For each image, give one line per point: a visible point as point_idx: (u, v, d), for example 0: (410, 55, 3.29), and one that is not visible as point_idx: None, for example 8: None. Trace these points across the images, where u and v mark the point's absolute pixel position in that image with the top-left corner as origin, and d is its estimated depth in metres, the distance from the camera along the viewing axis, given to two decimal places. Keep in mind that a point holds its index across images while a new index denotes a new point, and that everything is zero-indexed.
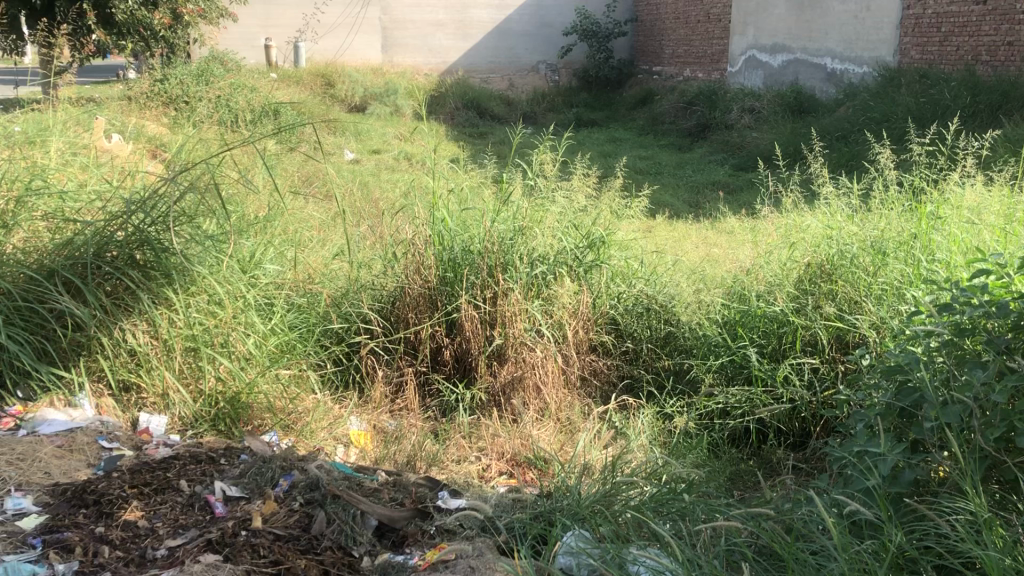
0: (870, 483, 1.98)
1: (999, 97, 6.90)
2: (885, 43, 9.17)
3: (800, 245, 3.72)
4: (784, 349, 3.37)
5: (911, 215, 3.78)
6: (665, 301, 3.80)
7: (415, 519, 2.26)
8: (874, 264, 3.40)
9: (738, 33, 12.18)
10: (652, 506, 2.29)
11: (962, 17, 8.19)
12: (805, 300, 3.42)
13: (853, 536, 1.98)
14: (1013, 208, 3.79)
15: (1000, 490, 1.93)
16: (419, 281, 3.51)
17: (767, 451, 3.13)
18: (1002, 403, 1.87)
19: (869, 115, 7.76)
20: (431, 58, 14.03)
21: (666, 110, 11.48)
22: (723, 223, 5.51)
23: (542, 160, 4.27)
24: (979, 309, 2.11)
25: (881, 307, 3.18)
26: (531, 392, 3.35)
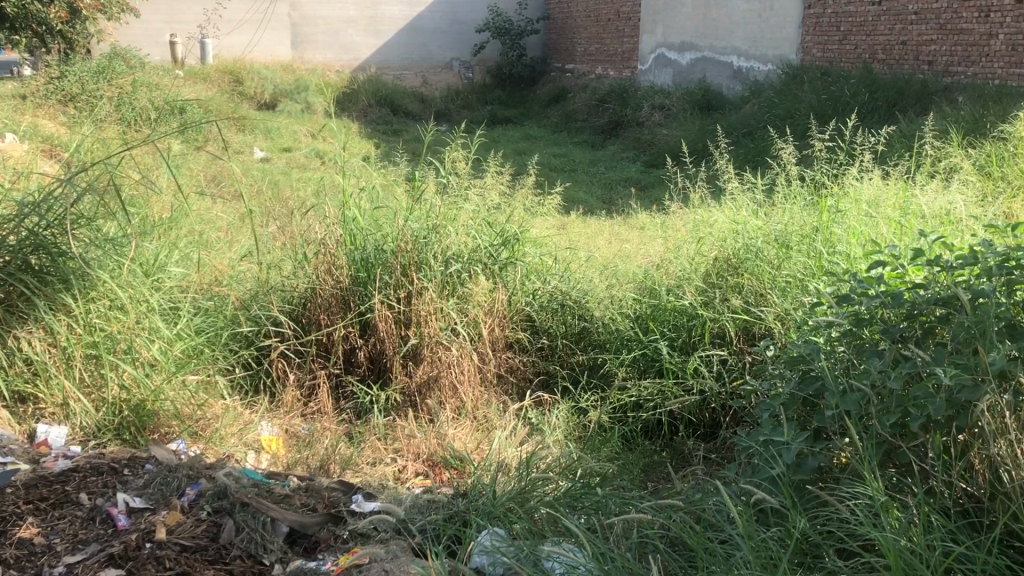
0: (775, 471, 2.03)
1: (895, 94, 7.17)
2: (788, 41, 9.43)
3: (708, 240, 3.79)
4: (694, 342, 3.43)
5: (812, 209, 3.90)
6: (578, 297, 3.81)
7: (327, 524, 2.23)
8: (777, 256, 3.50)
9: (647, 32, 12.37)
10: (566, 502, 2.31)
11: (860, 17, 8.49)
12: (712, 294, 3.48)
13: (759, 524, 2.03)
14: (907, 201, 3.94)
15: (897, 474, 2.00)
16: (331, 281, 3.46)
17: (679, 441, 3.19)
18: (897, 390, 1.93)
19: (773, 112, 7.97)
20: (342, 54, 13.83)
21: (578, 107, 11.58)
22: (635, 219, 5.58)
23: (454, 158, 4.25)
24: (876, 300, 2.17)
25: (785, 299, 3.27)
26: (446, 392, 3.35)
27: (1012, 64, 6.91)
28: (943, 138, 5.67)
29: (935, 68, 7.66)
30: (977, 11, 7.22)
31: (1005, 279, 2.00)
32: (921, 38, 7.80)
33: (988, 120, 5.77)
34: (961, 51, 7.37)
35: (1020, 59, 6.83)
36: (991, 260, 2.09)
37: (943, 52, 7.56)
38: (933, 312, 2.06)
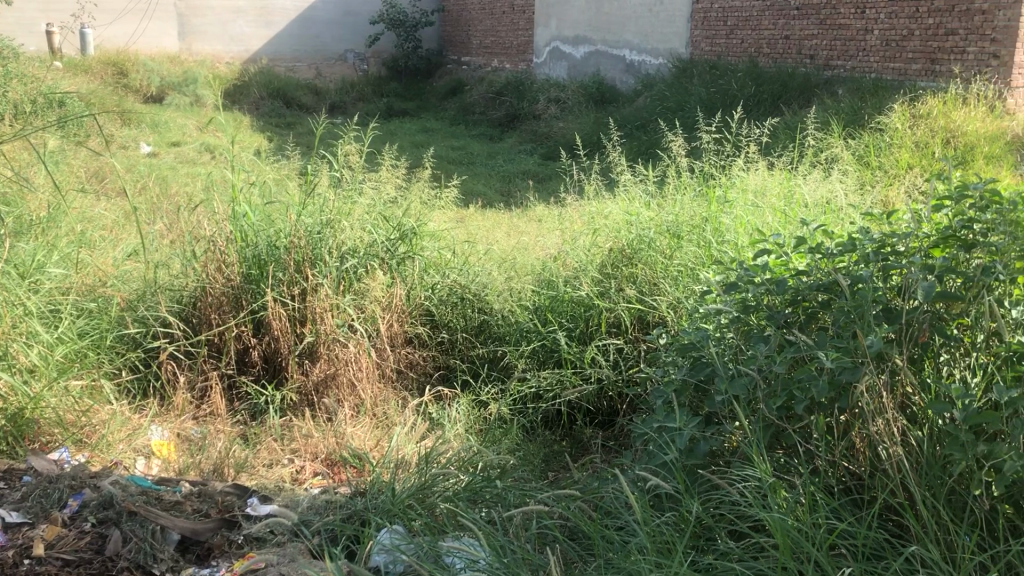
0: (669, 457, 2.08)
1: (779, 87, 7.43)
2: (678, 36, 9.69)
3: (603, 232, 3.83)
4: (591, 332, 3.46)
5: (701, 200, 4.00)
6: (478, 289, 3.77)
7: (221, 529, 2.17)
8: (669, 247, 3.58)
9: (541, 25, 12.45)
10: (467, 496, 2.30)
11: (745, 12, 8.75)
12: (608, 284, 3.52)
13: (655, 509, 2.06)
14: (791, 191, 4.09)
15: (784, 455, 2.07)
16: (221, 279, 3.36)
17: (578, 430, 3.21)
18: (783, 373, 2.00)
19: (663, 106, 8.07)
20: (231, 45, 13.44)
21: (475, 100, 11.56)
22: (532, 210, 5.61)
23: (347, 151, 4.18)
24: (762, 287, 2.24)
25: (677, 288, 3.35)
26: (345, 389, 3.30)
27: (886, 58, 7.24)
28: (823, 130, 5.90)
29: (816, 61, 7.95)
30: (853, 7, 7.53)
31: (881, 265, 2.08)
32: (803, 33, 8.09)
33: (866, 111, 6.04)
34: (840, 45, 7.68)
35: (894, 54, 7.16)
36: (869, 246, 2.16)
37: (823, 46, 7.86)
38: (814, 298, 2.13)
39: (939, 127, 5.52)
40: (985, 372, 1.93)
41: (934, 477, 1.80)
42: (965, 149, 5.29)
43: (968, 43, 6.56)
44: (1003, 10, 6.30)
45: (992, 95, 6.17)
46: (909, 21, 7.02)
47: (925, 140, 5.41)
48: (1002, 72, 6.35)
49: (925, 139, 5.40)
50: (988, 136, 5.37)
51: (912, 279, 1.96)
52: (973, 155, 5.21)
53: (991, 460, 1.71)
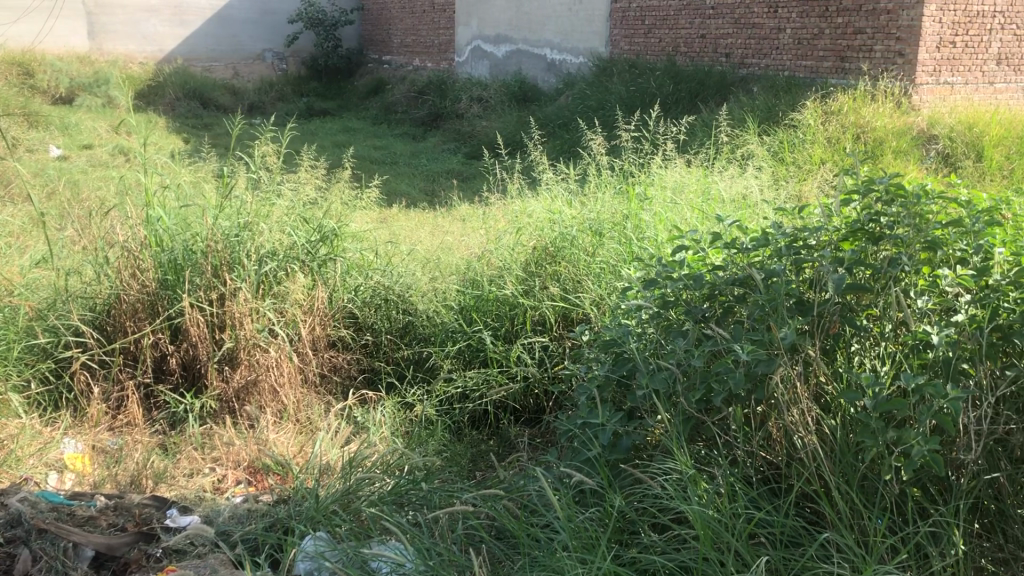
0: (592, 453, 2.09)
1: (696, 85, 7.57)
2: (598, 35, 9.83)
3: (526, 230, 3.82)
4: (516, 331, 3.45)
5: (622, 198, 4.05)
6: (402, 290, 3.71)
7: (138, 543, 2.10)
8: (592, 244, 3.61)
9: (462, 24, 12.44)
10: (392, 499, 2.27)
11: (662, 12, 8.89)
12: (532, 283, 3.52)
13: (579, 505, 2.08)
14: (708, 187, 4.16)
15: (704, 447, 2.10)
16: (135, 286, 3.27)
17: (505, 428, 3.19)
18: (700, 367, 2.03)
19: (584, 104, 8.12)
20: (145, 45, 13.05)
21: (397, 99, 11.48)
22: (456, 209, 5.59)
23: (264, 152, 4.10)
24: (680, 282, 2.26)
25: (600, 285, 3.39)
26: (267, 395, 3.23)
27: (798, 56, 7.42)
28: (738, 126, 6.03)
29: (731, 60, 8.13)
30: (766, 6, 7.70)
31: (793, 259, 2.13)
32: (718, 32, 8.25)
33: (780, 108, 6.18)
34: (754, 43, 7.85)
35: (806, 53, 7.36)
36: (782, 241, 2.21)
37: (738, 44, 8.03)
38: (730, 292, 2.18)
39: (850, 123, 5.70)
40: (893, 361, 2.00)
41: (847, 465, 1.86)
42: (874, 144, 5.48)
43: (875, 42, 6.77)
44: (907, 9, 6.53)
45: (897, 92, 6.39)
46: (819, 20, 7.22)
47: (837, 136, 5.57)
48: (906, 69, 6.58)
49: (836, 135, 5.56)
50: (895, 132, 5.57)
51: (823, 272, 2.02)
52: (881, 150, 5.39)
53: (899, 446, 1.77)
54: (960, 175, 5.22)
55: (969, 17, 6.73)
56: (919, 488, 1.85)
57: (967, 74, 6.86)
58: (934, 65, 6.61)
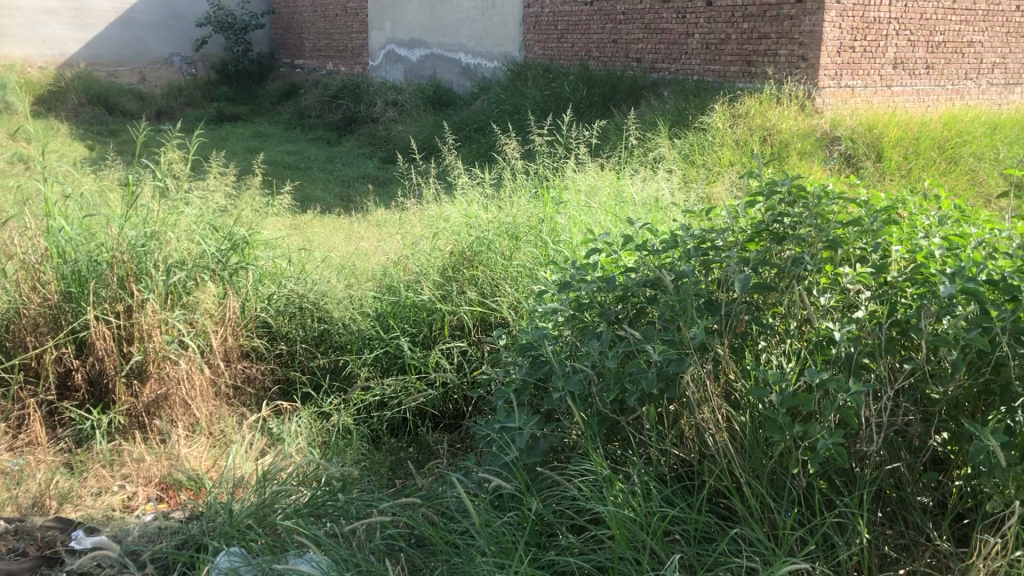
0: (509, 457, 2.09)
1: (609, 90, 7.68)
2: (512, 39, 9.91)
3: (442, 234, 3.80)
4: (434, 336, 3.42)
5: (537, 201, 4.08)
6: (317, 298, 3.65)
7: (40, 568, 2.05)
8: (508, 247, 3.62)
9: (375, 28, 12.35)
10: (308, 511, 2.22)
11: (574, 17, 9.00)
12: (449, 287, 3.49)
13: (497, 510, 2.07)
14: (621, 191, 4.22)
15: (619, 448, 2.13)
16: (36, 299, 3.16)
17: (423, 435, 3.16)
18: (614, 367, 2.05)
19: (499, 108, 8.14)
20: (44, 49, 12.57)
21: (310, 104, 11.31)
22: (371, 215, 5.54)
23: (171, 159, 3.98)
24: (594, 284, 2.28)
25: (517, 289, 3.39)
26: (178, 409, 3.14)
27: (707, 61, 7.59)
28: (650, 130, 6.13)
29: (642, 65, 8.26)
30: (675, 12, 7.86)
31: (702, 260, 2.17)
32: (629, 37, 8.39)
33: (690, 112, 6.31)
34: (664, 48, 8.01)
35: (713, 57, 7.52)
36: (690, 242, 2.25)
37: (648, 49, 8.17)
38: (642, 293, 2.20)
39: (757, 126, 5.85)
40: (798, 357, 2.06)
41: (757, 459, 1.91)
42: (781, 146, 5.64)
43: (780, 46, 6.97)
44: (809, 15, 6.74)
45: (801, 96, 6.59)
46: (726, 25, 7.39)
47: (745, 139, 5.72)
48: (810, 73, 6.79)
49: (744, 138, 5.71)
50: (799, 134, 5.75)
51: (730, 272, 2.06)
52: (787, 151, 5.56)
53: (806, 440, 1.82)
54: (861, 175, 5.41)
55: (867, 23, 6.98)
56: (826, 480, 1.91)
57: (867, 78, 7.11)
58: (835, 69, 6.85)
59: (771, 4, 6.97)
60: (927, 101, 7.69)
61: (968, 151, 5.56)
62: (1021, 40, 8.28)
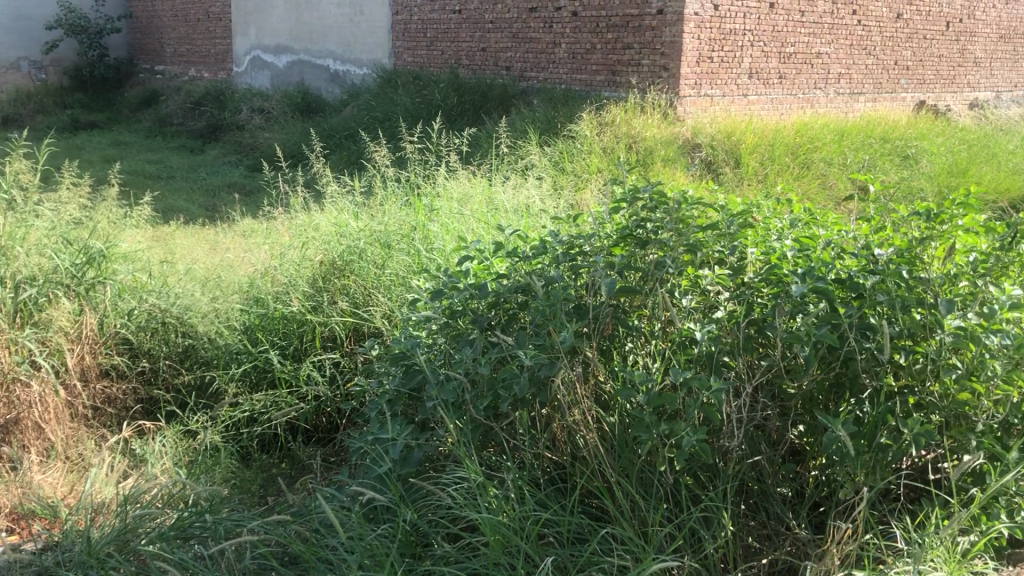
0: (383, 469, 2.06)
1: (480, 97, 7.73)
2: (381, 46, 9.85)
3: (312, 244, 3.71)
4: (305, 348, 3.33)
5: (408, 209, 4.06)
6: (180, 312, 3.44)
7: None
8: (380, 256, 3.57)
9: (240, 33, 12.02)
10: (174, 535, 2.12)
11: (443, 25, 9.03)
12: (320, 298, 3.42)
13: (372, 523, 2.05)
14: (492, 198, 4.26)
15: (493, 454, 2.13)
16: None
17: (296, 450, 3.09)
18: (487, 374, 2.05)
19: (369, 115, 8.06)
20: None
21: (172, 111, 10.90)
22: (237, 225, 5.39)
23: (17, 169, 3.74)
24: (466, 292, 2.26)
25: (390, 297, 3.35)
26: (30, 434, 2.97)
27: (573, 70, 7.75)
28: (520, 138, 6.20)
29: (512, 73, 8.36)
30: (542, 21, 7.98)
31: (570, 265, 2.20)
32: (498, 46, 8.47)
33: (558, 120, 6.42)
34: (532, 57, 8.13)
35: (580, 66, 7.68)
36: (559, 248, 2.28)
37: (517, 58, 8.28)
38: (513, 299, 2.22)
39: (623, 133, 6.02)
40: (663, 358, 2.12)
41: (627, 458, 1.96)
42: (646, 153, 5.81)
43: (642, 57, 7.19)
44: (670, 26, 6.97)
45: (664, 105, 6.82)
46: (590, 35, 7.56)
47: (612, 146, 5.87)
48: (671, 82, 7.02)
49: (611, 146, 5.85)
50: (663, 141, 5.95)
51: (597, 277, 2.10)
52: (651, 158, 5.72)
53: (672, 438, 1.88)
54: (720, 181, 5.63)
55: (724, 35, 7.27)
56: (691, 476, 1.98)
57: (725, 87, 7.42)
58: (695, 79, 7.10)
59: (634, 15, 7.18)
60: (781, 109, 8.06)
61: (819, 157, 5.86)
62: (863, 52, 8.80)
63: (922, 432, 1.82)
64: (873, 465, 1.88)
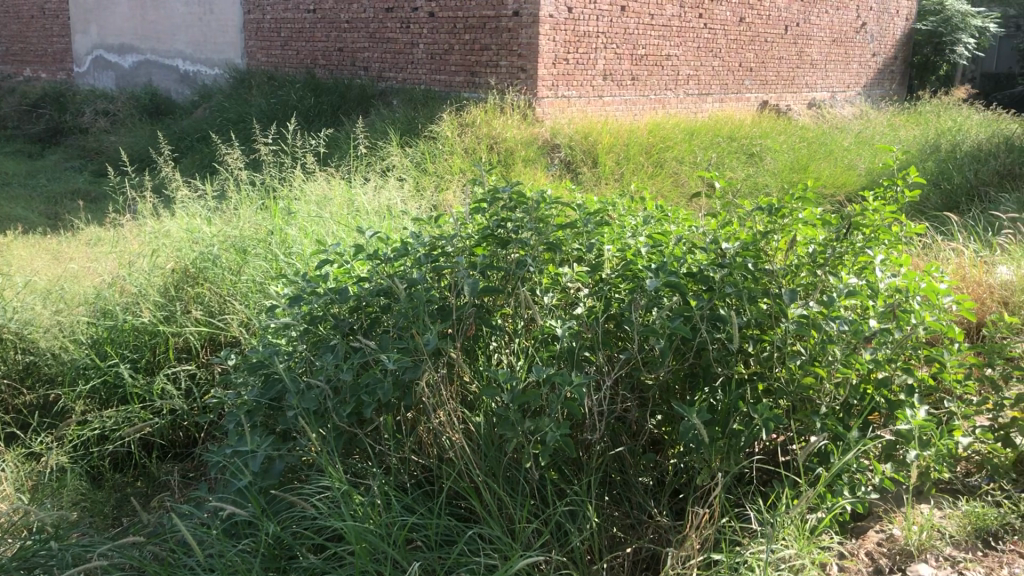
0: (243, 482, 1.98)
1: (337, 98, 7.62)
2: (233, 46, 9.57)
3: (161, 251, 3.55)
4: (159, 361, 3.18)
5: (264, 213, 3.94)
6: (19, 329, 3.23)
7: None
8: (236, 262, 3.44)
9: (79, 32, 11.38)
10: (14, 566, 1.97)
11: (297, 24, 8.85)
12: (173, 307, 3.27)
13: (232, 538, 1.97)
14: (352, 200, 4.20)
15: (358, 461, 2.10)
16: None
17: (153, 467, 2.95)
18: (349, 380, 2.00)
19: (222, 117, 7.78)
20: None
21: (5, 113, 10.20)
22: (81, 234, 5.08)
23: None
24: (326, 296, 2.20)
25: (247, 305, 3.23)
26: None
27: (432, 70, 7.74)
28: (380, 139, 6.14)
29: (370, 73, 8.28)
30: (398, 22, 7.93)
31: (433, 266, 2.18)
32: (355, 46, 8.36)
33: (418, 121, 6.39)
34: (390, 58, 8.07)
35: (439, 67, 7.68)
36: (420, 250, 2.26)
37: (375, 58, 8.20)
38: (375, 303, 2.18)
39: (483, 134, 6.05)
40: (526, 356, 2.14)
41: (493, 458, 1.97)
42: (507, 154, 5.87)
43: (499, 58, 7.24)
44: (526, 28, 7.03)
45: (522, 106, 6.89)
46: (448, 36, 7.56)
47: (472, 147, 5.89)
48: (529, 83, 7.11)
49: (472, 146, 5.87)
50: (522, 142, 6.02)
51: (460, 278, 2.09)
52: (512, 159, 5.78)
53: (536, 434, 1.89)
54: (579, 180, 5.73)
55: (578, 37, 7.42)
56: (555, 471, 2.00)
57: (580, 88, 7.57)
58: (552, 80, 7.22)
59: (490, 17, 7.22)
60: (634, 110, 8.30)
61: (670, 156, 6.06)
62: (709, 54, 9.16)
63: (771, 417, 1.92)
64: (728, 450, 1.97)
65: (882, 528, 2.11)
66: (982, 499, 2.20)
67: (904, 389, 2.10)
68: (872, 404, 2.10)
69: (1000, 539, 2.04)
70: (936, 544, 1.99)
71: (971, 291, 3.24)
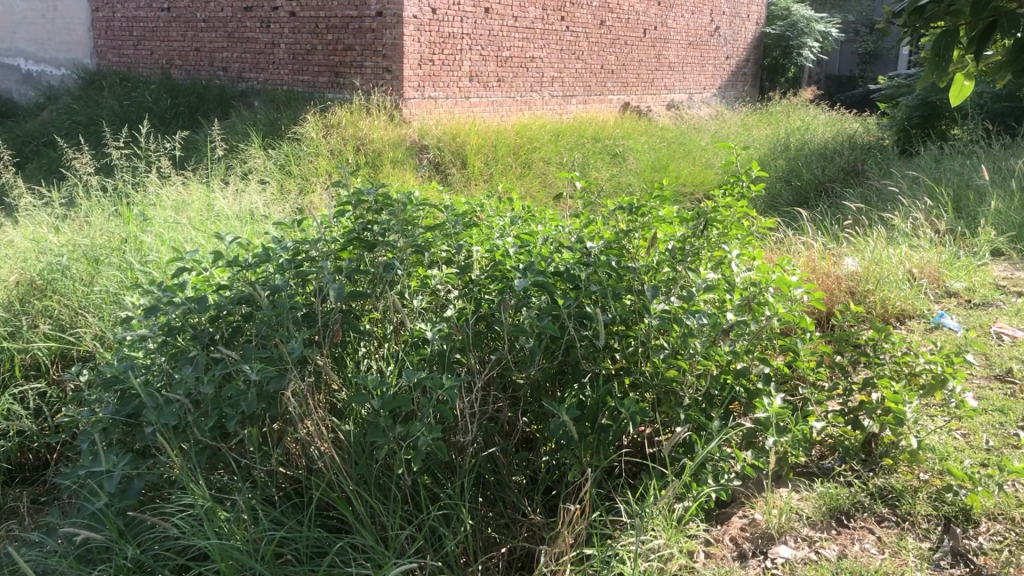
0: (98, 505, 1.88)
1: (195, 100, 7.36)
2: (80, 46, 9.12)
3: (4, 263, 3.31)
4: (4, 380, 2.98)
5: (116, 219, 3.75)
6: None
7: None
8: (87, 273, 3.26)
9: None
10: None
11: (150, 23, 8.50)
12: (18, 322, 3.07)
13: (87, 565, 1.87)
14: (212, 204, 4.06)
15: (223, 474, 2.03)
16: None
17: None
18: (210, 393, 1.92)
19: (71, 120, 7.38)
20: None
21: None
22: None
23: None
24: (183, 305, 2.10)
25: (101, 317, 3.06)
26: None
27: (295, 71, 7.57)
28: (242, 141, 5.97)
29: (229, 74, 8.02)
30: (258, 21, 7.72)
31: (296, 272, 2.12)
32: (213, 45, 8.09)
33: (281, 123, 6.24)
34: (250, 58, 7.85)
35: (301, 68, 7.52)
36: (283, 255, 2.19)
37: (234, 58, 7.95)
38: (236, 311, 2.10)
39: (348, 136, 5.97)
40: (396, 360, 2.12)
41: (364, 465, 1.94)
42: (374, 155, 5.81)
43: (363, 58, 7.15)
44: (390, 28, 6.96)
45: (388, 107, 6.83)
46: (310, 36, 7.41)
47: (338, 149, 5.80)
48: (394, 84, 7.06)
49: (338, 148, 5.78)
50: (389, 143, 5.96)
51: (325, 283, 2.04)
52: (379, 161, 5.75)
53: (407, 439, 1.88)
54: (448, 182, 5.73)
55: (442, 38, 7.41)
56: (428, 475, 1.99)
57: (446, 89, 7.56)
58: (417, 81, 7.18)
59: (353, 17, 7.11)
60: (501, 111, 8.35)
61: (537, 157, 6.13)
62: (572, 56, 9.31)
63: (637, 411, 1.97)
64: (597, 445, 2.04)
65: (745, 513, 2.19)
66: (835, 480, 2.31)
67: (761, 377, 2.19)
68: (731, 394, 2.17)
69: (852, 517, 2.14)
70: (794, 526, 2.09)
71: (820, 283, 3.40)
